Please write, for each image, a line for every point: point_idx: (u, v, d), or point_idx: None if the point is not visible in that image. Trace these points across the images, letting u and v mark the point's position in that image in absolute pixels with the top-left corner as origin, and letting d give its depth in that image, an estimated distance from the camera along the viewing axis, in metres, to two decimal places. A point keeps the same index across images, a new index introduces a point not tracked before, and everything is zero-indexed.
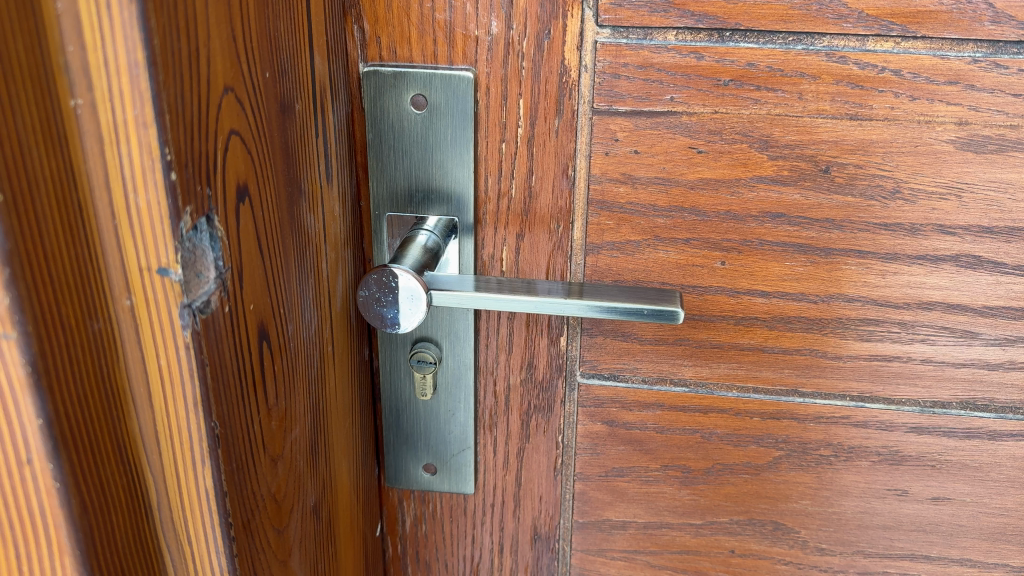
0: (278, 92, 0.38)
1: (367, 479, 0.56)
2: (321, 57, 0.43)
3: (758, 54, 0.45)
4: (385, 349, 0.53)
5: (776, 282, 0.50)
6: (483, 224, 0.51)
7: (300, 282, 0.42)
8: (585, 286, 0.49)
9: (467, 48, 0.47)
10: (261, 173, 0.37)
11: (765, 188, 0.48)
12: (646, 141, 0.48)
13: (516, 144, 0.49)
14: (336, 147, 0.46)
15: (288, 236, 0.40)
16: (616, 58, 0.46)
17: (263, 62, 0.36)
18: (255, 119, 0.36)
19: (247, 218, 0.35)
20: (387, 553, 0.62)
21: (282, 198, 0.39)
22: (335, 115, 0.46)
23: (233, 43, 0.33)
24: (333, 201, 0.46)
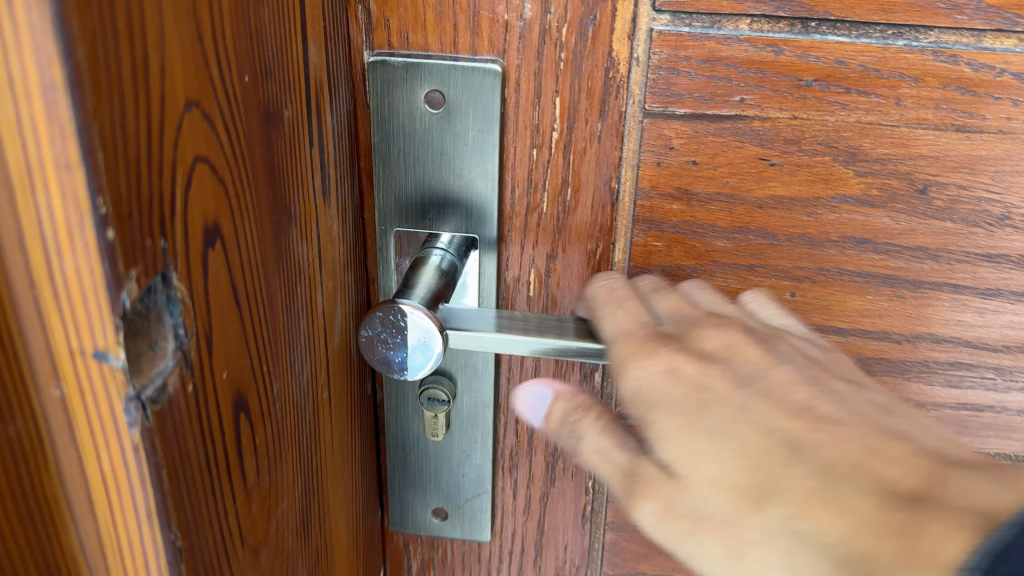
0: (262, 98, 0.30)
1: (368, 526, 0.48)
2: (317, 49, 0.35)
3: (850, 49, 0.37)
4: (390, 384, 0.46)
5: (854, 317, 0.43)
6: (507, 242, 0.43)
7: (291, 327, 0.34)
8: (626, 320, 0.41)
9: (494, 35, 0.38)
10: (239, 205, 0.29)
11: (849, 210, 0.40)
12: (707, 151, 0.40)
13: (550, 150, 0.41)
14: (336, 154, 0.38)
15: (275, 274, 0.32)
16: (676, 50, 0.38)
17: (241, 64, 0.28)
18: (230, 136, 0.28)
19: (219, 260, 0.28)
20: None
21: (267, 230, 0.31)
22: (335, 115, 0.38)
23: (199, 40, 0.25)
24: (331, 220, 0.38)
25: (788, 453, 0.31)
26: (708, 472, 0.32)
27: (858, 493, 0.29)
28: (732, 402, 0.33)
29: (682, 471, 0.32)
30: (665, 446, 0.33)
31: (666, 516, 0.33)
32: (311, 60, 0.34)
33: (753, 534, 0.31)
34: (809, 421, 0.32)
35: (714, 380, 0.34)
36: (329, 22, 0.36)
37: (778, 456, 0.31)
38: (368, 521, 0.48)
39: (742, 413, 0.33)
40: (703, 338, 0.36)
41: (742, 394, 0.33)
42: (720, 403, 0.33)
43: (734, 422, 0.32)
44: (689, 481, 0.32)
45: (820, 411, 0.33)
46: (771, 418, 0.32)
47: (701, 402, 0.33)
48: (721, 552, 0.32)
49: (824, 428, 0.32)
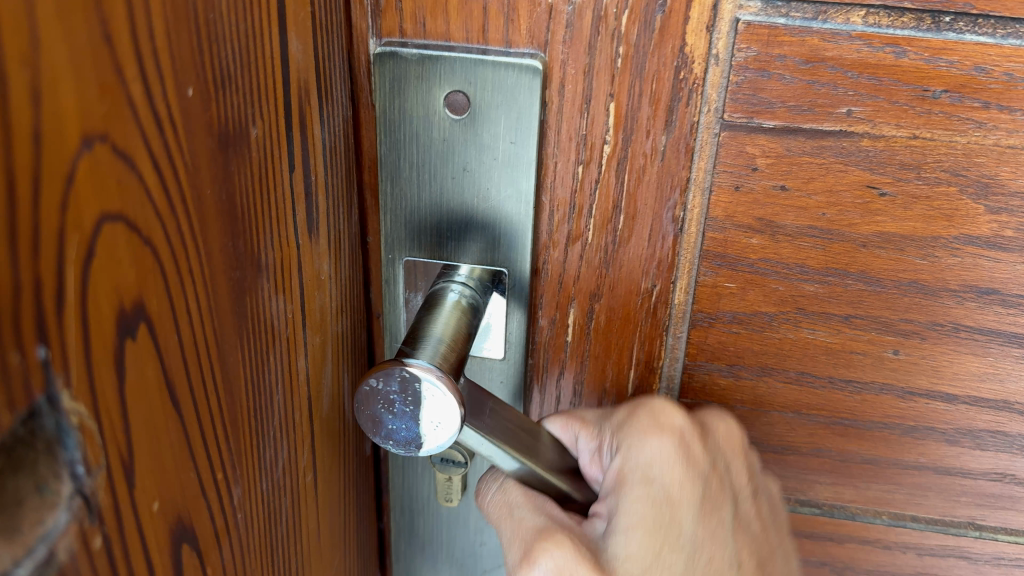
0: (217, 117, 0.22)
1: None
2: (301, 43, 0.27)
3: (993, 53, 0.29)
4: None
5: (969, 382, 0.34)
6: (541, 277, 0.35)
7: (260, 411, 0.26)
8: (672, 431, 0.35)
9: (535, 21, 0.30)
10: (181, 268, 0.21)
11: (975, 253, 0.32)
12: (801, 174, 0.32)
13: (599, 167, 0.32)
14: (328, 175, 0.30)
15: (238, 346, 0.24)
16: (767, 48, 0.30)
17: (185, 72, 0.20)
18: (165, 179, 0.19)
19: (143, 355, 0.19)
20: None
21: (225, 293, 0.23)
22: (326, 127, 0.30)
23: (106, 40, 0.17)
24: (319, 260, 0.30)
25: None
26: (667, 566, 0.31)
27: None
28: (715, 520, 0.34)
29: (630, 547, 0.31)
30: (632, 531, 0.31)
31: None
32: (293, 58, 0.26)
33: None
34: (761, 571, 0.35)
35: (711, 491, 0.34)
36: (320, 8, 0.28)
37: None
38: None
39: (714, 547, 0.33)
40: (719, 440, 0.35)
41: (724, 530, 0.34)
42: None
43: None
44: None
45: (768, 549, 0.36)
46: None
47: (676, 513, 0.32)
48: None
49: None
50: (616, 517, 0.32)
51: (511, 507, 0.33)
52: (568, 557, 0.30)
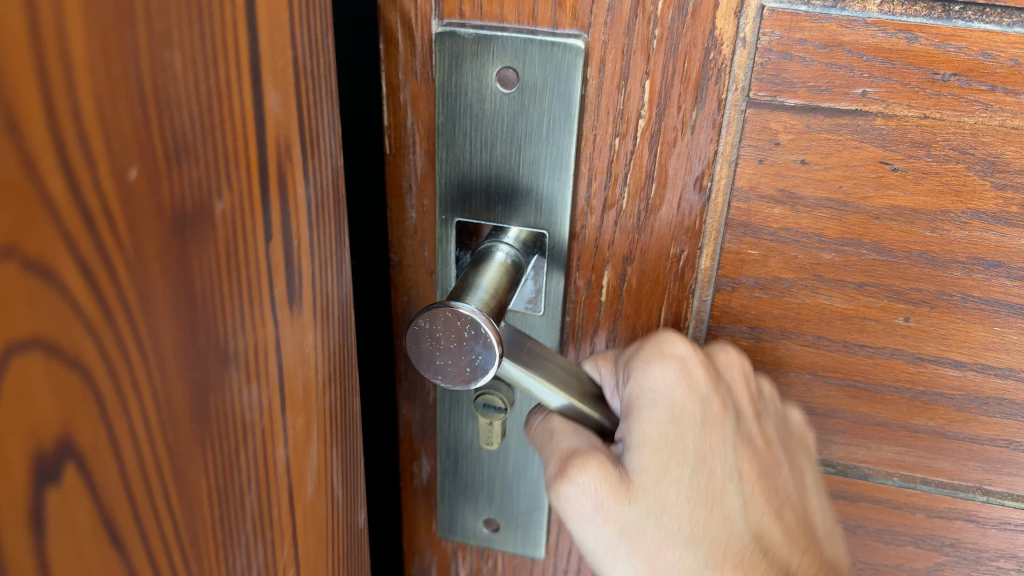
0: (169, 200, 0.20)
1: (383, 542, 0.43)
2: (280, 92, 0.24)
3: (999, 40, 0.31)
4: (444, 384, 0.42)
5: (976, 351, 0.37)
6: (579, 241, 0.38)
7: (227, 522, 0.24)
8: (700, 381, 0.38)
9: (579, 6, 0.34)
10: (116, 390, 0.18)
11: (982, 227, 0.34)
12: (819, 149, 0.34)
13: (634, 140, 0.36)
14: (311, 235, 0.28)
15: (199, 455, 0.22)
16: (790, 32, 0.33)
17: (124, 151, 0.18)
18: (90, 297, 0.17)
19: (72, 501, 0.18)
20: None
21: (182, 402, 0.21)
22: (308, 182, 0.27)
23: (11, 134, 0.15)
24: (298, 335, 0.28)
25: (738, 522, 0.35)
26: (673, 481, 0.34)
27: (763, 562, 0.35)
28: (720, 428, 0.36)
29: (637, 483, 0.33)
30: (638, 452, 0.34)
31: (603, 527, 0.33)
32: (270, 111, 0.24)
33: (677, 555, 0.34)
34: (766, 489, 0.37)
35: (715, 409, 0.36)
36: (303, 51, 0.26)
37: (728, 512, 0.35)
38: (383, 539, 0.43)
39: (718, 455, 0.35)
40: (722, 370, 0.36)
41: (726, 445, 0.36)
42: (719, 503, 0.35)
43: (717, 511, 0.35)
44: (639, 497, 0.33)
45: (782, 491, 0.38)
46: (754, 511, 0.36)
47: (680, 433, 0.35)
48: (640, 566, 0.33)
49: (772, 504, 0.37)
50: (626, 450, 0.34)
51: (553, 432, 0.36)
52: (597, 477, 0.33)
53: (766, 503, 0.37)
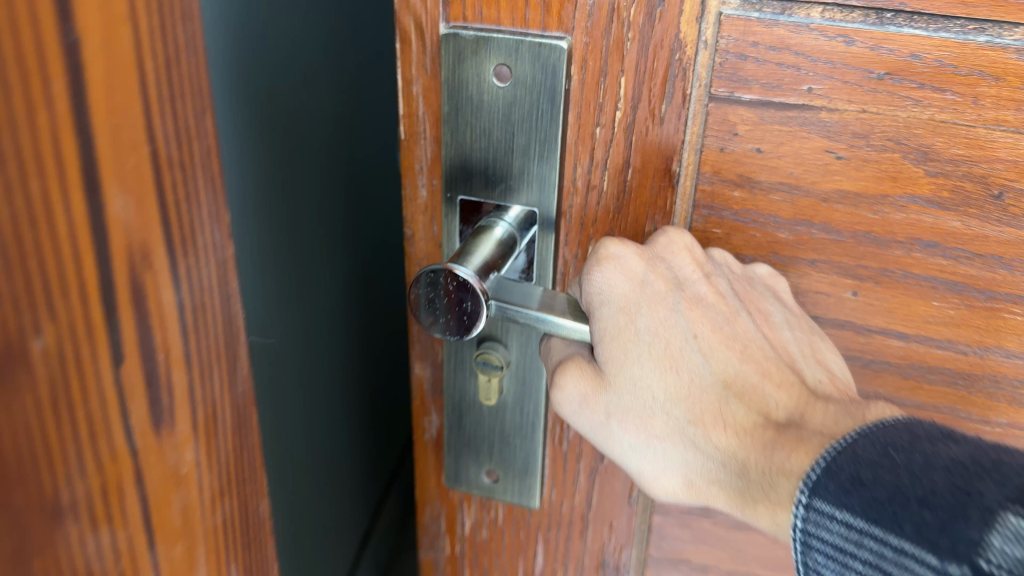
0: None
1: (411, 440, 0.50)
2: None
3: (926, 44, 0.36)
4: (450, 344, 0.47)
5: (919, 323, 0.41)
6: (566, 218, 0.44)
7: None
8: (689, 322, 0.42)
9: (564, 12, 0.39)
10: None
11: (918, 210, 0.39)
12: (772, 139, 0.39)
13: (613, 129, 0.41)
14: (185, 345, 0.26)
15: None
16: (744, 36, 0.37)
17: None
18: None
19: None
20: (444, 553, 0.55)
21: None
22: (179, 286, 0.25)
23: None
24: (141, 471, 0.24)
25: (700, 374, 0.38)
26: (630, 361, 0.38)
27: (740, 408, 0.37)
28: (666, 303, 0.39)
29: (608, 372, 0.39)
30: (600, 347, 0.39)
31: (592, 410, 0.40)
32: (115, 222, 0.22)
33: (659, 432, 0.38)
34: (725, 335, 0.39)
35: (658, 285, 0.39)
36: (166, 143, 0.24)
37: (689, 367, 0.38)
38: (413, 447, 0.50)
39: (668, 329, 0.39)
40: (658, 248, 0.40)
41: (671, 300, 0.40)
42: (678, 341, 0.39)
43: (670, 333, 0.39)
44: (613, 381, 0.39)
45: (742, 338, 0.39)
46: (719, 371, 0.38)
47: (629, 319, 0.39)
48: (631, 442, 0.39)
49: (737, 346, 0.39)
50: (595, 343, 0.39)
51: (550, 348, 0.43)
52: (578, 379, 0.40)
53: (739, 354, 0.39)
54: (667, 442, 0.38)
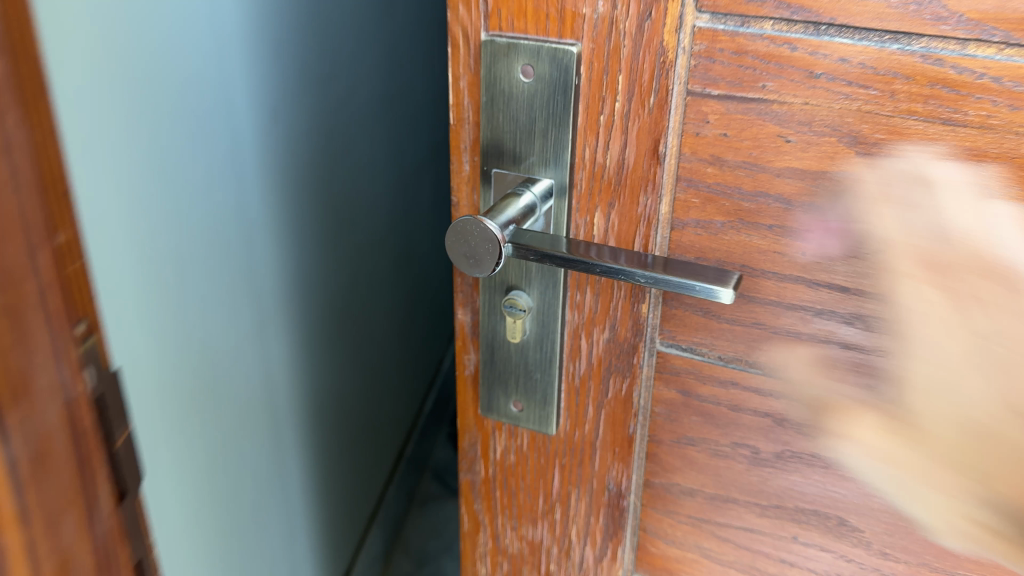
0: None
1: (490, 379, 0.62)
2: None
3: (852, 50, 0.45)
4: (484, 291, 0.58)
5: (857, 279, 0.50)
6: (577, 189, 0.54)
7: None
8: (693, 264, 0.50)
9: (575, 25, 0.50)
10: None
11: (852, 184, 0.48)
12: (736, 126, 0.49)
13: (613, 117, 0.52)
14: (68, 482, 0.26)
15: None
16: (712, 43, 0.48)
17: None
18: None
19: None
20: (480, 474, 0.67)
21: None
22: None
23: None
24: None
25: (997, 234, 0.46)
26: (941, 224, 0.47)
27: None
28: (955, 179, 0.46)
29: (943, 197, 0.46)
30: (939, 201, 0.46)
31: (920, 285, 0.48)
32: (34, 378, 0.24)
33: (970, 312, 0.48)
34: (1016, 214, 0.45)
35: (970, 174, 0.45)
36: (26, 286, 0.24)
37: (990, 238, 0.46)
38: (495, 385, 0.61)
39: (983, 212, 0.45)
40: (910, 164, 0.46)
41: (957, 178, 0.46)
42: (982, 227, 0.46)
43: (977, 215, 0.46)
44: (959, 238, 0.46)
45: (1006, 214, 0.45)
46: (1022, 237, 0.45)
47: (929, 185, 0.46)
48: (973, 319, 0.48)
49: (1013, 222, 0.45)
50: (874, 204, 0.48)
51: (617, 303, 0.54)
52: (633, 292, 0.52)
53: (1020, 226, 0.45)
54: (993, 277, 0.46)
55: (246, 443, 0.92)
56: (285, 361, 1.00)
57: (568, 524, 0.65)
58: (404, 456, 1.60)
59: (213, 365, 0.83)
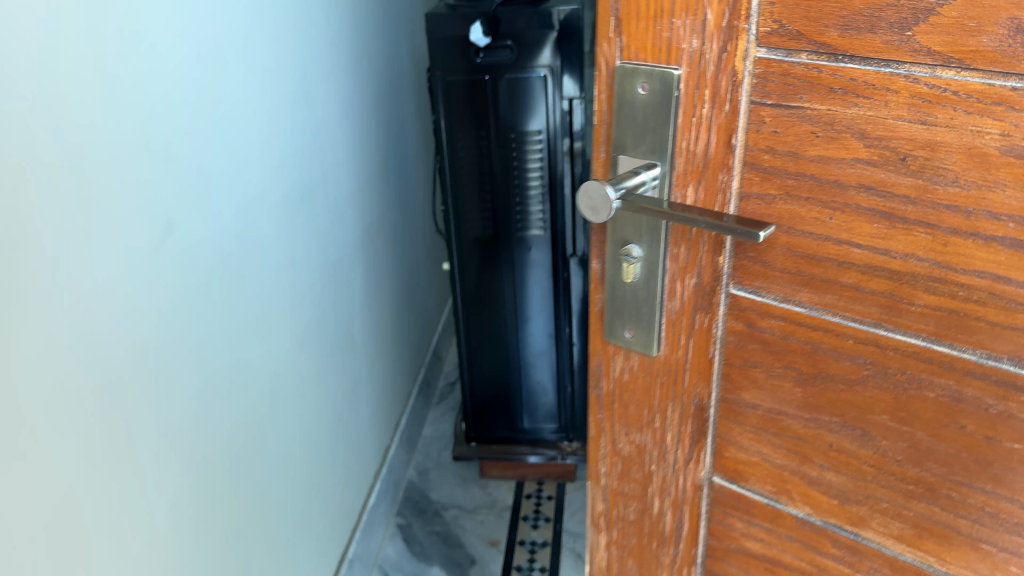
0: None
1: (612, 312, 0.83)
2: None
3: (859, 72, 0.63)
4: (612, 243, 0.80)
5: (866, 238, 0.67)
6: (676, 169, 0.75)
7: None
8: (746, 219, 0.70)
9: (677, 56, 0.71)
10: None
11: (861, 167, 0.65)
12: (783, 125, 0.67)
13: (702, 118, 0.72)
14: None
15: None
16: (766, 68, 0.67)
17: None
18: None
19: None
20: (602, 389, 0.87)
21: None
22: None
23: None
24: None
25: None
26: None
27: None
28: None
29: None
30: None
31: None
32: None
33: None
34: None
35: None
36: None
37: None
38: (619, 317, 0.82)
39: None
40: None
41: None
42: None
43: None
44: None
45: None
46: None
47: None
48: None
49: None
50: None
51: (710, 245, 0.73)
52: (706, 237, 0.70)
53: None
54: None
55: (161, 521, 1.04)
56: (208, 461, 1.15)
57: (666, 430, 0.85)
58: (343, 558, 1.74)
59: (96, 453, 0.90)
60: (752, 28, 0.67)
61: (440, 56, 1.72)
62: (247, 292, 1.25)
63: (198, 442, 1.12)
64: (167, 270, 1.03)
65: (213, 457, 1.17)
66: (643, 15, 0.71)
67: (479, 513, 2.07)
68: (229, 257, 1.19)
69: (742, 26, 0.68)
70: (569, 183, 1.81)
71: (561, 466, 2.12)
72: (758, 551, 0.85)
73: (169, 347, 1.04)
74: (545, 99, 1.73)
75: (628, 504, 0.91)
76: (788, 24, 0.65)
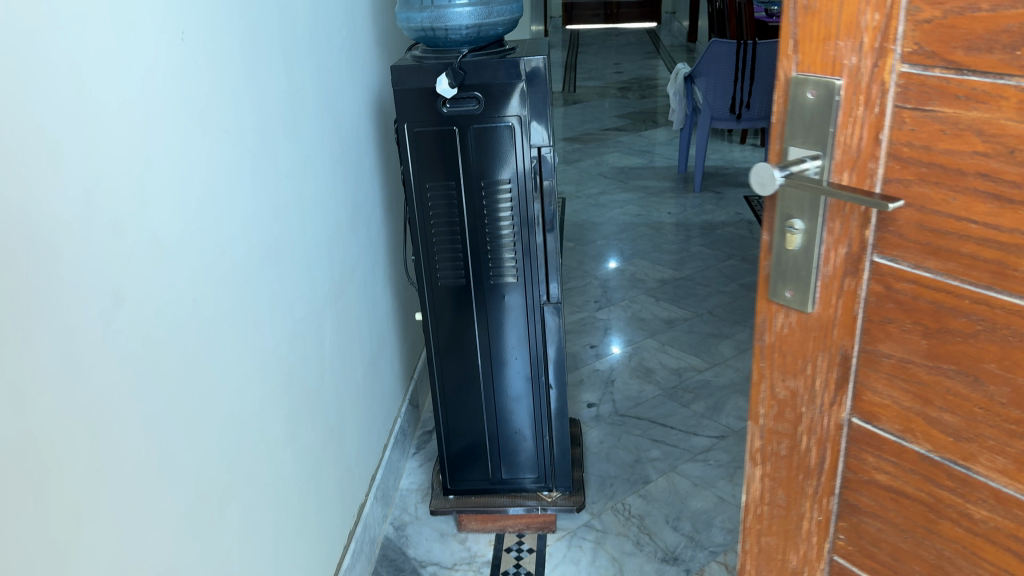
0: None
1: (777, 274, 1.01)
2: None
3: (979, 83, 0.78)
4: (781, 216, 0.97)
5: (982, 215, 0.81)
6: (834, 159, 0.91)
7: None
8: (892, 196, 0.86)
9: (839, 69, 0.88)
10: None
11: (978, 158, 0.80)
12: (919, 123, 0.83)
13: (856, 118, 0.88)
14: None
15: None
16: (907, 80, 0.83)
17: None
18: None
19: None
20: (763, 341, 1.06)
21: None
22: None
23: None
24: None
25: None
26: None
27: None
28: None
29: None
30: None
31: None
32: None
33: None
34: None
35: None
36: None
37: None
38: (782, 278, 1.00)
39: None
40: None
41: None
42: None
43: None
44: None
45: None
46: None
47: None
48: None
49: None
50: None
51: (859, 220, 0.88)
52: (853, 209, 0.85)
53: None
54: None
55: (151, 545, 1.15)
56: (190, 492, 1.26)
57: (814, 377, 1.01)
58: None
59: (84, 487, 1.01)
60: (898, 48, 0.83)
61: (407, 108, 1.83)
62: (214, 341, 1.34)
63: (175, 483, 1.21)
64: (146, 321, 1.15)
65: (190, 497, 1.26)
66: (815, 37, 0.89)
67: (459, 568, 2.14)
68: (201, 297, 1.30)
69: (890, 47, 0.84)
70: (540, 225, 1.91)
71: (543, 517, 2.21)
72: (886, 483, 1.00)
73: (146, 400, 1.14)
74: (514, 149, 1.83)
75: (781, 441, 1.09)
76: (924, 46, 0.81)
